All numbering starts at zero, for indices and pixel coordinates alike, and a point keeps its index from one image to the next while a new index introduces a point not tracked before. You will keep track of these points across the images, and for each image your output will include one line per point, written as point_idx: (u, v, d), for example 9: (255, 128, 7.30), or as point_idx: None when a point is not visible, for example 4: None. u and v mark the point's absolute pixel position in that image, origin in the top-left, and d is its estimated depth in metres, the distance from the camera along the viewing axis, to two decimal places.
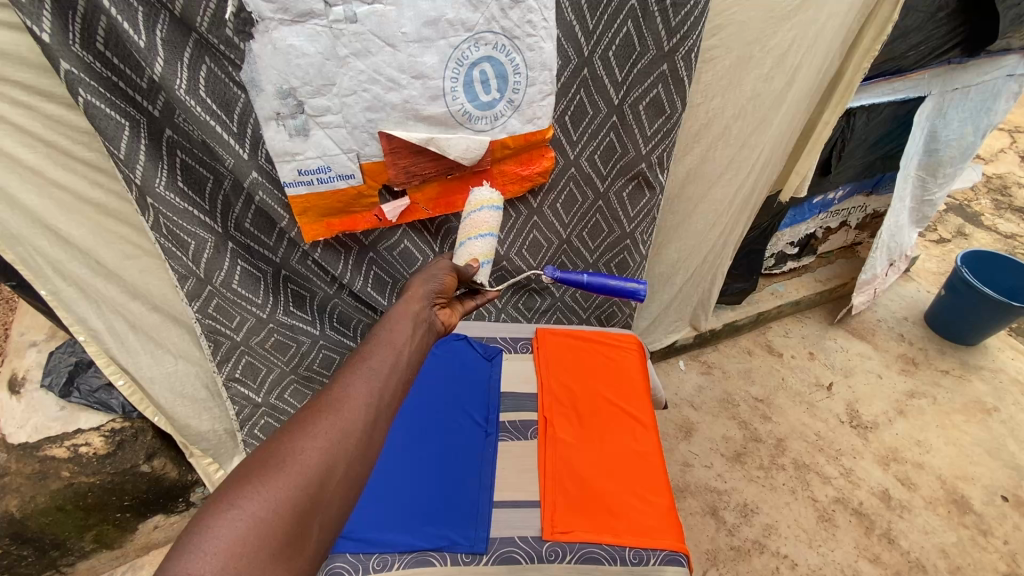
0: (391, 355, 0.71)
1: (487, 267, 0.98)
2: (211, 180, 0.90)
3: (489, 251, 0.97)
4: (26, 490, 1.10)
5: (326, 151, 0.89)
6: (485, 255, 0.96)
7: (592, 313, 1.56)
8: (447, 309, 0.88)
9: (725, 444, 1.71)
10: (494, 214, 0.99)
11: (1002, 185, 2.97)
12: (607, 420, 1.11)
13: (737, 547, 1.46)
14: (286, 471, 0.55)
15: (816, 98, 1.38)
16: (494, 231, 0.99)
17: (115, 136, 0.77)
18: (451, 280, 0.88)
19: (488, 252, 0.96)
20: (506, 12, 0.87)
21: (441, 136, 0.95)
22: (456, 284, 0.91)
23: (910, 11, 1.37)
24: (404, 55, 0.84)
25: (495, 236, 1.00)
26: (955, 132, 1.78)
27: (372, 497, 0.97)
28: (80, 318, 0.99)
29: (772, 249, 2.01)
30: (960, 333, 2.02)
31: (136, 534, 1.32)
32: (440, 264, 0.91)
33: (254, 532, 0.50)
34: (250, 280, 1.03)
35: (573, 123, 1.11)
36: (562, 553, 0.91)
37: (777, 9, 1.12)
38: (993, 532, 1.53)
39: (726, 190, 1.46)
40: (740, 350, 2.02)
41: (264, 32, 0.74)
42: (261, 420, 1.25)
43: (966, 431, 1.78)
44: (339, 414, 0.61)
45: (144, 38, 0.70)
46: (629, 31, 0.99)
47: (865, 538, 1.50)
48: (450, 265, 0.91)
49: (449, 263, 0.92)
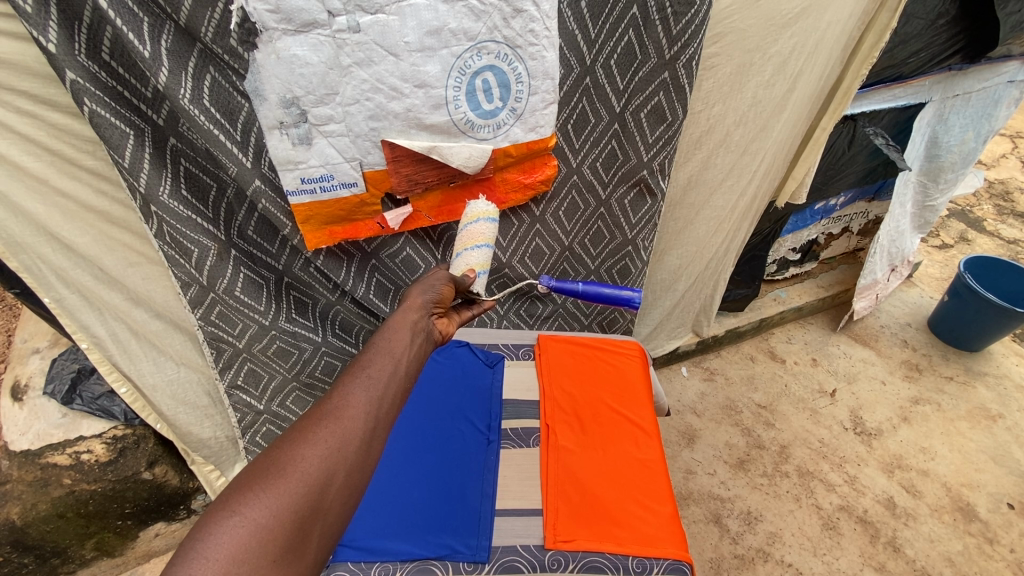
0: (390, 363, 0.71)
1: (484, 277, 0.98)
2: (214, 188, 0.91)
3: (486, 261, 0.98)
4: (28, 498, 1.10)
5: (328, 160, 0.90)
6: (481, 266, 0.96)
7: (594, 320, 1.56)
8: (444, 318, 0.88)
9: (727, 451, 1.70)
10: (490, 225, 1.00)
11: (1004, 190, 2.96)
12: (609, 428, 1.10)
13: (741, 555, 1.45)
14: (286, 478, 0.55)
15: (816, 107, 1.38)
16: (490, 242, 1.00)
17: (119, 145, 0.77)
18: (448, 291, 0.87)
19: (484, 263, 0.97)
20: (508, 21, 0.87)
21: (443, 144, 0.95)
22: (453, 294, 0.90)
23: (909, 19, 1.37)
24: (406, 64, 0.84)
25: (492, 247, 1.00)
26: (955, 137, 1.78)
27: (371, 505, 0.97)
28: (82, 326, 0.99)
29: (773, 255, 2.01)
30: (964, 340, 2.01)
31: (137, 542, 1.31)
32: (436, 273, 0.90)
33: (256, 538, 0.50)
34: (252, 288, 1.04)
35: (575, 132, 1.11)
36: (564, 562, 0.90)
37: (777, 17, 1.12)
38: (999, 540, 1.51)
39: (727, 197, 1.46)
40: (742, 356, 2.02)
41: (267, 42, 0.74)
42: (262, 428, 1.25)
43: (970, 438, 1.77)
44: (337, 422, 0.61)
45: (149, 48, 0.71)
46: (630, 39, 1.00)
47: (870, 546, 1.49)
48: (447, 275, 0.90)
49: (447, 273, 0.91)
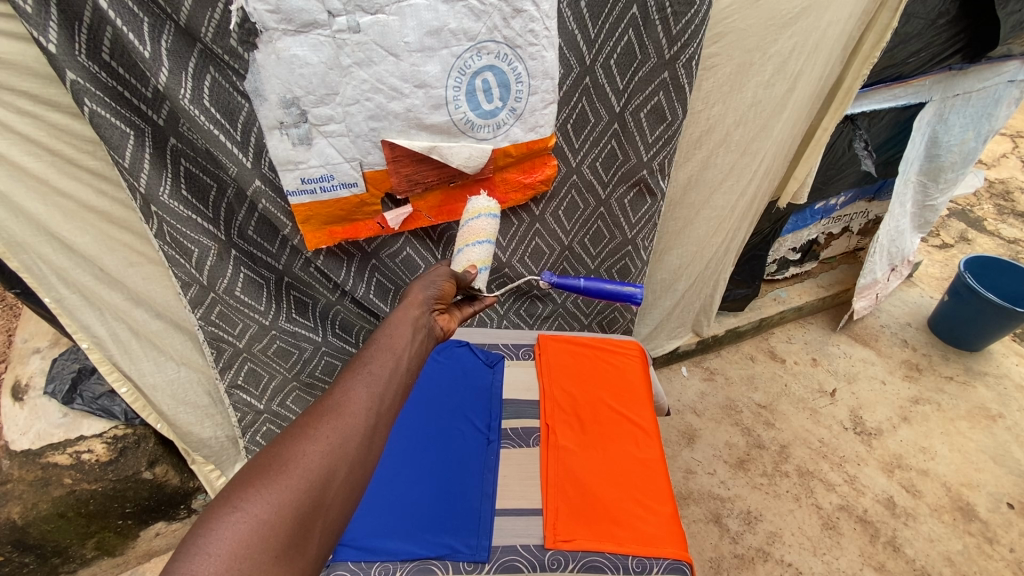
0: (392, 360, 0.71)
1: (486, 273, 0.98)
2: (215, 188, 0.91)
3: (488, 257, 0.98)
4: (29, 497, 1.11)
5: (329, 160, 0.90)
6: (483, 261, 0.96)
7: (593, 320, 1.56)
8: (446, 315, 0.88)
9: (727, 451, 1.70)
10: (491, 221, 1.00)
11: (1005, 190, 2.96)
12: (609, 428, 1.10)
13: (741, 555, 1.45)
14: (288, 474, 0.55)
15: (816, 107, 1.38)
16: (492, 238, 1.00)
17: (120, 145, 0.77)
18: (449, 287, 0.87)
19: (486, 259, 0.97)
20: (508, 21, 0.87)
21: (443, 144, 0.95)
22: (454, 290, 0.90)
23: (909, 18, 1.37)
24: (406, 64, 0.84)
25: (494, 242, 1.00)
26: (956, 137, 1.78)
27: (371, 505, 0.97)
28: (83, 326, 0.99)
29: (774, 255, 2.01)
30: (964, 339, 2.01)
31: (137, 541, 1.31)
32: (438, 270, 0.90)
33: (258, 534, 0.50)
34: (252, 287, 1.04)
35: (575, 132, 1.11)
36: (564, 562, 0.90)
37: (777, 17, 1.12)
38: (999, 539, 1.51)
39: (728, 197, 1.46)
40: (742, 356, 2.02)
41: (267, 42, 0.74)
42: (262, 427, 1.25)
43: (970, 437, 1.77)
44: (339, 419, 0.61)
45: (149, 48, 0.71)
46: (630, 39, 1.00)
47: (870, 546, 1.49)
48: (448, 272, 0.90)
49: (448, 270, 0.91)
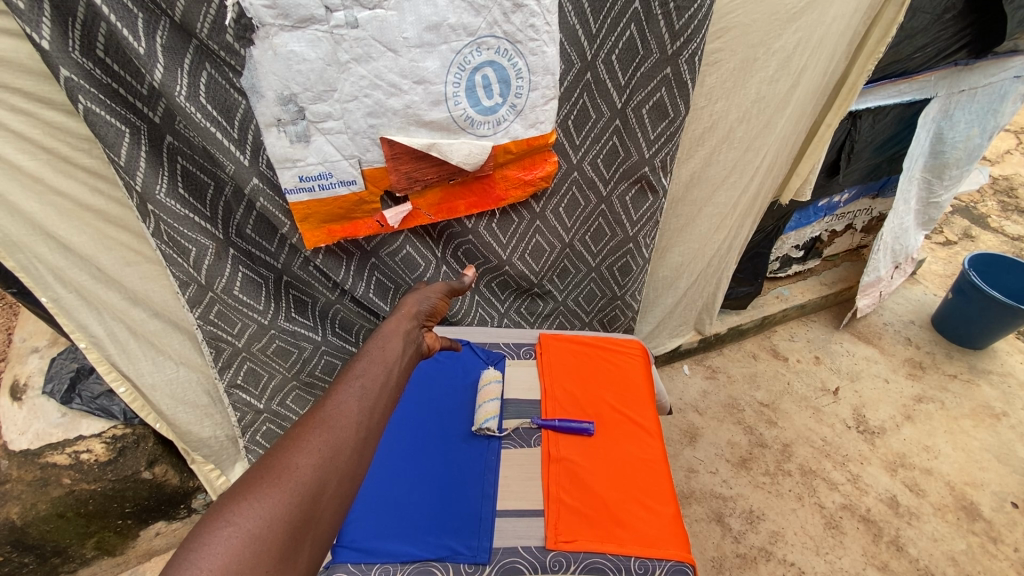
0: (382, 373, 0.71)
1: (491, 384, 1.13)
2: (212, 187, 0.90)
3: (488, 412, 1.08)
4: (27, 497, 1.10)
5: (327, 157, 0.88)
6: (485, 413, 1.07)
7: (594, 317, 1.55)
8: (432, 333, 0.93)
9: (729, 450, 1.69)
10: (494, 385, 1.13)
11: (1009, 186, 2.95)
12: (612, 428, 1.10)
13: (743, 555, 1.44)
14: (281, 487, 0.54)
15: (820, 103, 1.37)
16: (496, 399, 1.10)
17: (115, 143, 0.76)
18: (441, 304, 0.95)
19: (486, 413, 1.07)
20: (508, 16, 0.86)
21: (443, 141, 0.94)
22: (444, 309, 0.97)
23: (915, 13, 1.35)
24: (405, 60, 0.83)
25: (497, 399, 1.10)
26: (961, 133, 1.77)
27: (372, 506, 0.97)
28: (80, 326, 0.98)
29: (777, 252, 2.00)
30: (968, 337, 2.00)
31: (138, 541, 1.31)
32: (432, 287, 0.97)
33: (250, 548, 0.48)
34: (251, 286, 1.03)
35: (576, 128, 1.10)
36: (565, 563, 0.90)
37: (781, 12, 1.11)
38: (1003, 539, 1.50)
39: (730, 194, 1.45)
40: (745, 355, 2.01)
41: (264, 38, 0.73)
42: (262, 427, 1.24)
43: (974, 436, 1.76)
44: (330, 430, 0.60)
45: (144, 45, 0.70)
46: (632, 34, 0.99)
47: (873, 545, 1.48)
48: (444, 287, 0.98)
49: (439, 287, 0.98)
